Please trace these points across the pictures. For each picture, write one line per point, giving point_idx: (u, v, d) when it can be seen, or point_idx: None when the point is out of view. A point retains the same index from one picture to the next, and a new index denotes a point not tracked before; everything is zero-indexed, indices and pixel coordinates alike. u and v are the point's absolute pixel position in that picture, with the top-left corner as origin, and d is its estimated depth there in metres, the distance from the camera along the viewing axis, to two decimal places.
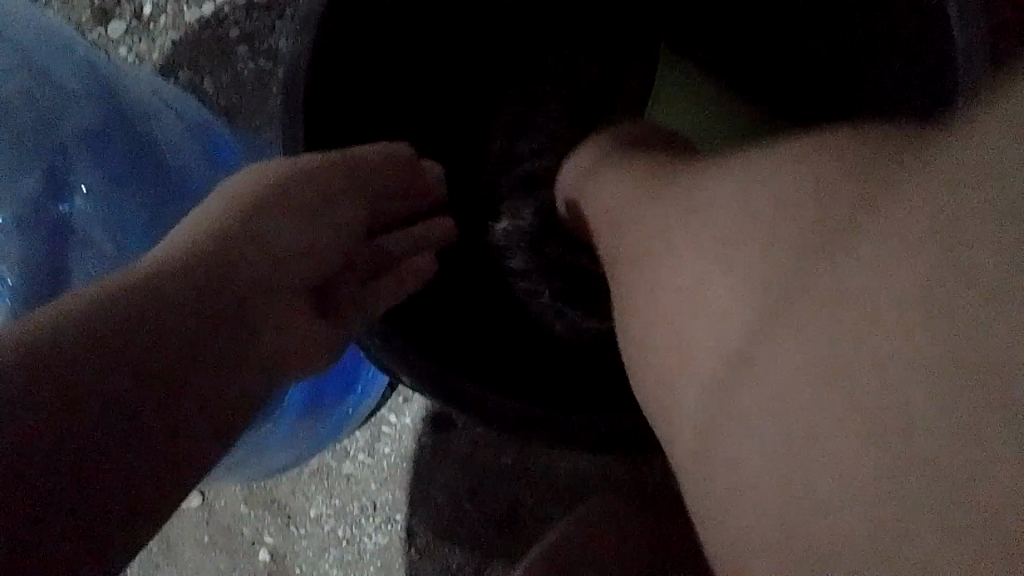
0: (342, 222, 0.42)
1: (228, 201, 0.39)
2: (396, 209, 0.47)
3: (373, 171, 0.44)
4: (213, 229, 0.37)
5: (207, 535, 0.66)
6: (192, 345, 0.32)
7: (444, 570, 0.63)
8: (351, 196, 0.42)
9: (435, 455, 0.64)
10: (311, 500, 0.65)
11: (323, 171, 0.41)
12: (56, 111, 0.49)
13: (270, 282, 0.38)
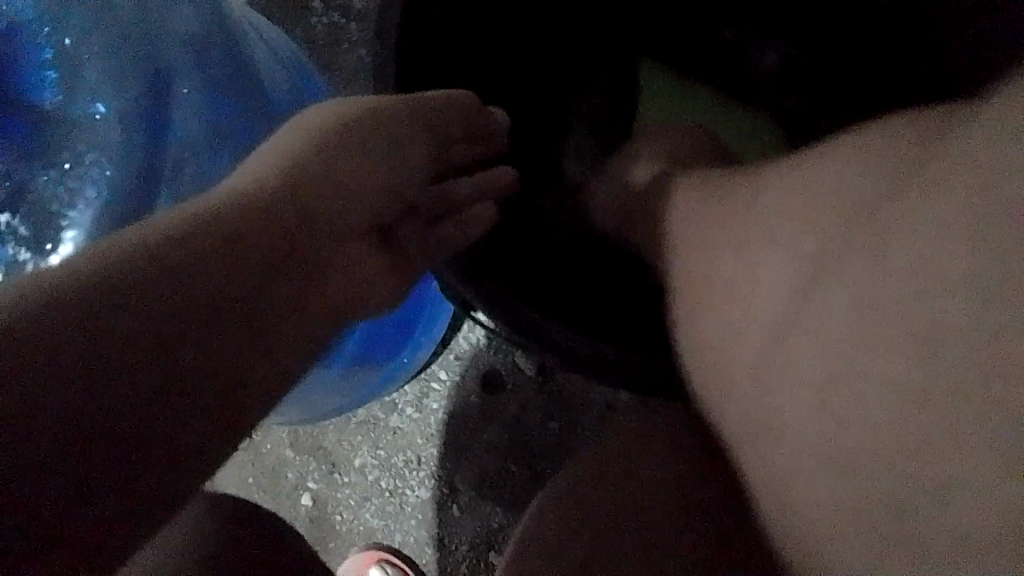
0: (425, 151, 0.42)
1: (317, 125, 0.38)
2: (456, 149, 0.46)
3: (444, 109, 0.44)
4: (298, 145, 0.36)
5: (253, 479, 0.67)
6: (273, 249, 0.30)
7: (484, 528, 0.64)
8: (430, 131, 0.43)
9: (483, 413, 0.64)
10: (357, 449, 0.66)
11: (409, 104, 0.41)
12: (163, 17, 0.44)
13: (364, 201, 0.37)
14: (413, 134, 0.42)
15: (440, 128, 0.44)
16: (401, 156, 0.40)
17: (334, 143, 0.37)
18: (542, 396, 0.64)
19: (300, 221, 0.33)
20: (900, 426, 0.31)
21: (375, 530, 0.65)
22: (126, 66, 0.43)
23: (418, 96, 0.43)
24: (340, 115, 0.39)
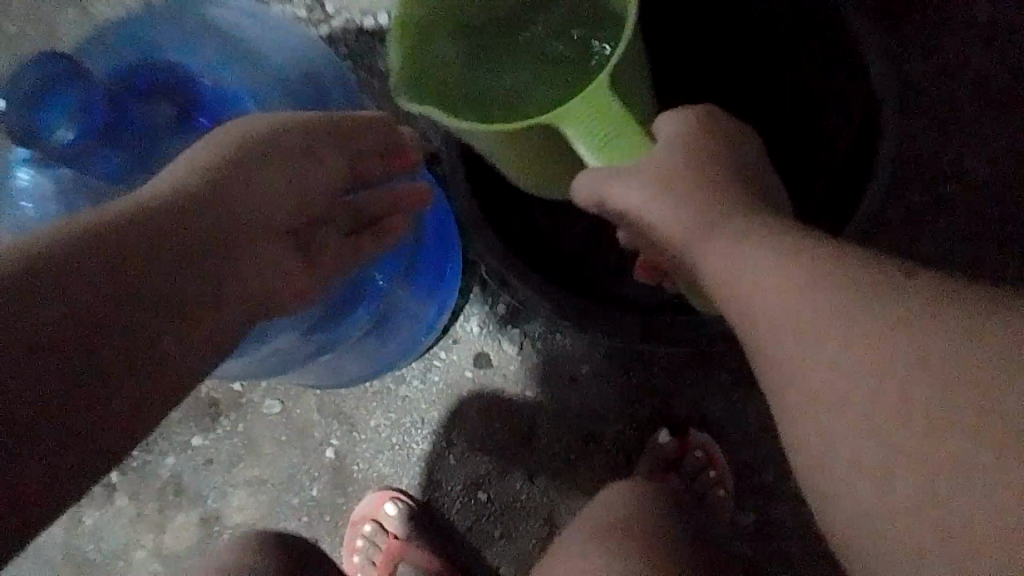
0: (319, 163, 0.52)
1: (216, 145, 0.48)
2: (378, 160, 0.57)
3: (334, 126, 0.53)
4: (201, 162, 0.46)
5: (284, 437, 0.83)
6: (154, 263, 0.39)
7: (473, 473, 0.83)
8: (333, 143, 0.53)
9: (474, 385, 0.83)
10: (372, 412, 0.84)
11: (308, 126, 0.52)
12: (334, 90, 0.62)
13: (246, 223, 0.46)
14: (309, 154, 0.51)
15: (336, 140, 0.53)
16: (316, 169, 0.52)
17: (297, 145, 0.51)
18: (518, 373, 0.82)
19: (192, 227, 0.43)
20: (899, 421, 0.34)
21: (386, 476, 0.83)
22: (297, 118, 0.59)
23: (322, 118, 0.53)
24: (270, 128, 0.50)
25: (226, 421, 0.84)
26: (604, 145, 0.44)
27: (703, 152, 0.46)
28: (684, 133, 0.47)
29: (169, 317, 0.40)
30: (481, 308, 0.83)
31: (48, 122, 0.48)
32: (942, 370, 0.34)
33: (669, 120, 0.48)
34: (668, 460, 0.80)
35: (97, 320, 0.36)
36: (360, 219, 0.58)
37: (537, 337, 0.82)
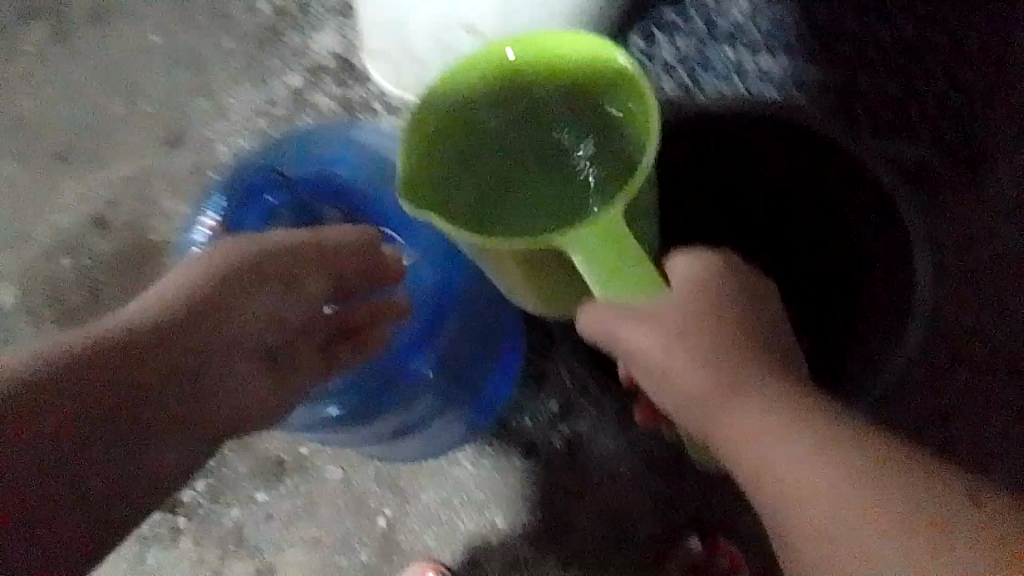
0: (295, 278, 0.65)
1: (202, 260, 0.63)
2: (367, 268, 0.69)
3: (314, 240, 0.66)
4: (209, 273, 0.62)
5: (343, 502, 0.90)
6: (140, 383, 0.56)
7: (514, 555, 0.89)
8: (311, 257, 0.66)
9: (522, 473, 0.90)
10: (425, 487, 0.90)
11: (285, 247, 0.65)
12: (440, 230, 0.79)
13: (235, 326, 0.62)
14: (288, 272, 0.65)
15: (314, 253, 0.66)
16: (289, 300, 0.66)
17: (282, 270, 0.65)
18: (564, 465, 0.89)
19: (189, 321, 0.60)
20: (831, 476, 0.50)
21: (432, 549, 0.89)
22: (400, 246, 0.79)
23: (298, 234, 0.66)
24: (262, 253, 0.64)
25: (290, 481, 0.91)
26: (613, 278, 0.53)
27: (705, 291, 0.57)
28: (693, 283, 0.58)
29: (182, 391, 0.59)
30: (535, 403, 0.91)
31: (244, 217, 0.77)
32: (847, 440, 0.52)
33: (685, 264, 0.59)
34: (698, 563, 0.86)
35: (126, 382, 0.55)
36: (344, 327, 0.70)
37: (584, 434, 0.89)
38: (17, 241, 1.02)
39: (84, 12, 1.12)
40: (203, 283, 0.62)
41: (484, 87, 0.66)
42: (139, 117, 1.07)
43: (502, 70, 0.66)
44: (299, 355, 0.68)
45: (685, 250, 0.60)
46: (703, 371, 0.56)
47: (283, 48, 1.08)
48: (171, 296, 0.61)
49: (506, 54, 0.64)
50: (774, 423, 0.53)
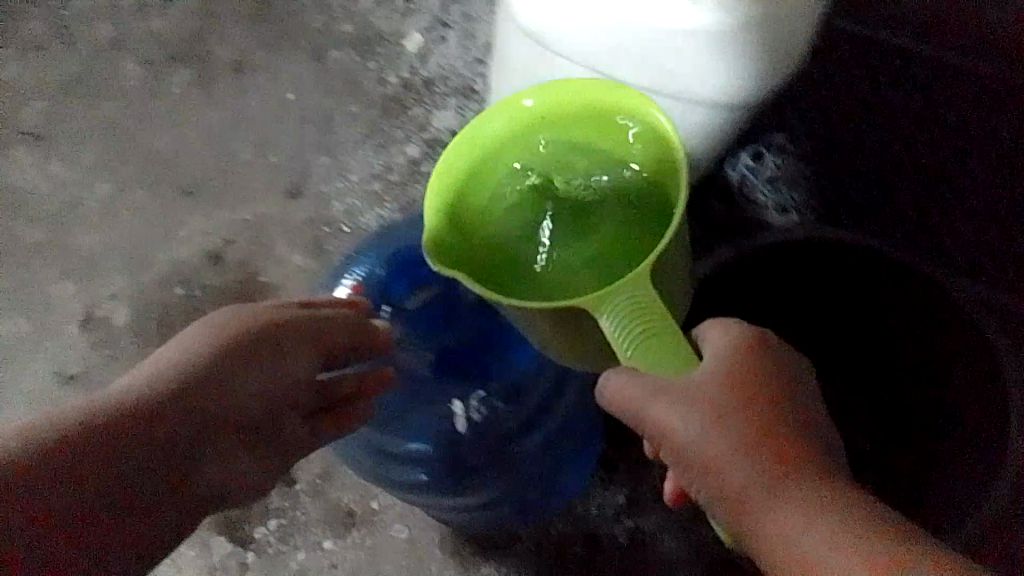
0: (296, 346, 0.69)
1: (218, 322, 0.68)
2: (359, 342, 0.71)
3: (314, 321, 0.70)
4: (219, 333, 0.67)
5: (405, 563, 0.92)
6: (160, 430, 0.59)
7: None
8: (313, 337, 0.69)
9: (582, 561, 0.90)
10: (485, 561, 0.91)
11: (297, 321, 0.69)
12: None
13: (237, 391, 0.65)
14: (292, 339, 0.69)
15: (316, 335, 0.70)
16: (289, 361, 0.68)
17: (294, 337, 0.69)
18: (625, 559, 0.90)
19: (191, 382, 0.63)
20: (814, 521, 0.53)
21: None
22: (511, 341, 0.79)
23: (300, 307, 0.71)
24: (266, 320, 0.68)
25: (356, 533, 0.93)
26: (641, 346, 0.58)
27: (736, 351, 0.59)
28: (722, 352, 0.59)
29: (153, 457, 0.58)
30: (604, 492, 0.92)
31: (393, 288, 0.80)
32: (834, 491, 0.54)
33: (714, 337, 0.61)
34: None
35: (125, 446, 0.57)
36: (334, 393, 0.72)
37: (649, 531, 0.90)
38: (136, 266, 1.09)
39: (229, 66, 1.22)
40: (208, 342, 0.66)
41: (520, 140, 0.75)
42: (264, 167, 1.14)
43: (531, 120, 0.73)
44: (288, 413, 0.69)
45: (717, 321, 0.62)
46: (721, 441, 0.56)
47: (404, 119, 1.15)
48: (181, 351, 0.65)
49: (526, 106, 0.72)
50: (762, 470, 0.55)
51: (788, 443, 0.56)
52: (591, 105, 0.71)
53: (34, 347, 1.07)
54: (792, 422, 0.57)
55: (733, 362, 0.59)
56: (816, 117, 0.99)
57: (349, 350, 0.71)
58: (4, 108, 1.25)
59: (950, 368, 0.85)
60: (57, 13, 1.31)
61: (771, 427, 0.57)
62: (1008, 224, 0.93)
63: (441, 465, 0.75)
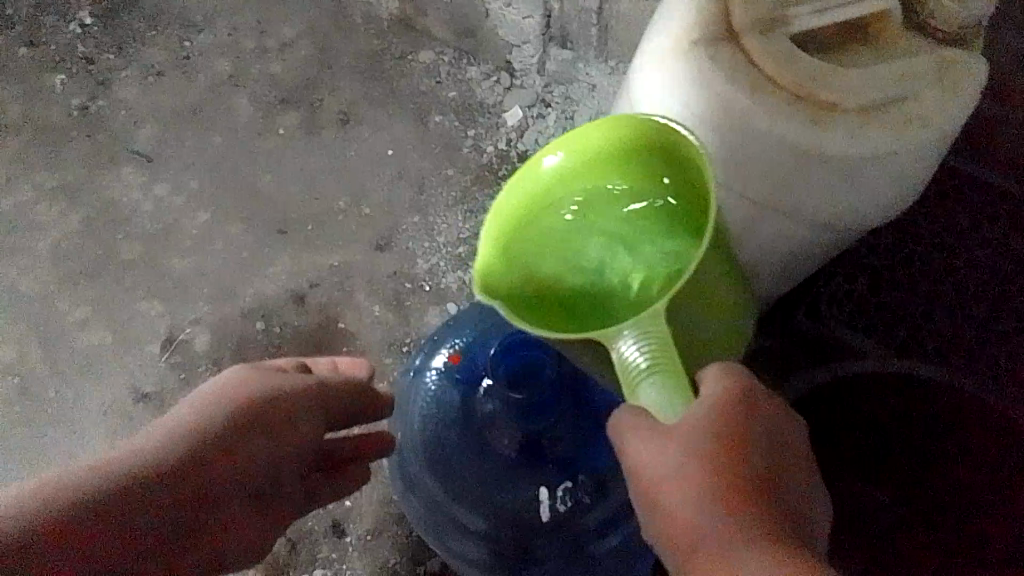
0: (299, 417, 0.72)
1: (222, 385, 0.71)
2: (354, 409, 0.76)
3: (322, 391, 0.74)
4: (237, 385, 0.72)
5: None
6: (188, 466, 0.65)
7: None
8: (317, 405, 0.73)
9: None
10: None
11: (300, 387, 0.73)
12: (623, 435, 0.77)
13: (234, 467, 0.67)
14: (293, 409, 0.71)
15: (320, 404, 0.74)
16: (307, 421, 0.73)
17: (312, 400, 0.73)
18: None
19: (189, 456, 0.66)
20: None
21: None
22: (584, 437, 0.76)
23: (311, 380, 0.74)
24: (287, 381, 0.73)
25: None
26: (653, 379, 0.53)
27: (724, 402, 0.55)
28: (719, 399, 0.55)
29: (154, 527, 0.63)
30: None
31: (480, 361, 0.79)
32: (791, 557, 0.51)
33: (710, 381, 0.56)
34: None
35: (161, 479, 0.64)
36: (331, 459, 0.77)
37: None
38: (223, 296, 1.14)
39: (335, 116, 1.26)
40: (212, 409, 0.69)
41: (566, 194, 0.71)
42: (355, 218, 1.18)
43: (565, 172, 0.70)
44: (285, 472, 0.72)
45: (715, 368, 0.57)
46: (685, 493, 0.54)
47: (496, 189, 1.17)
48: (186, 413, 0.69)
49: (547, 165, 0.70)
50: (721, 527, 0.52)
51: (749, 502, 0.53)
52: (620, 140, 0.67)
53: (117, 359, 1.13)
54: (758, 478, 0.54)
55: (716, 413, 0.55)
56: (910, 246, 0.96)
57: (354, 411, 0.76)
58: (117, 126, 1.29)
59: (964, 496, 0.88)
60: (180, 43, 1.35)
61: (736, 483, 0.53)
62: None
63: (497, 543, 0.77)
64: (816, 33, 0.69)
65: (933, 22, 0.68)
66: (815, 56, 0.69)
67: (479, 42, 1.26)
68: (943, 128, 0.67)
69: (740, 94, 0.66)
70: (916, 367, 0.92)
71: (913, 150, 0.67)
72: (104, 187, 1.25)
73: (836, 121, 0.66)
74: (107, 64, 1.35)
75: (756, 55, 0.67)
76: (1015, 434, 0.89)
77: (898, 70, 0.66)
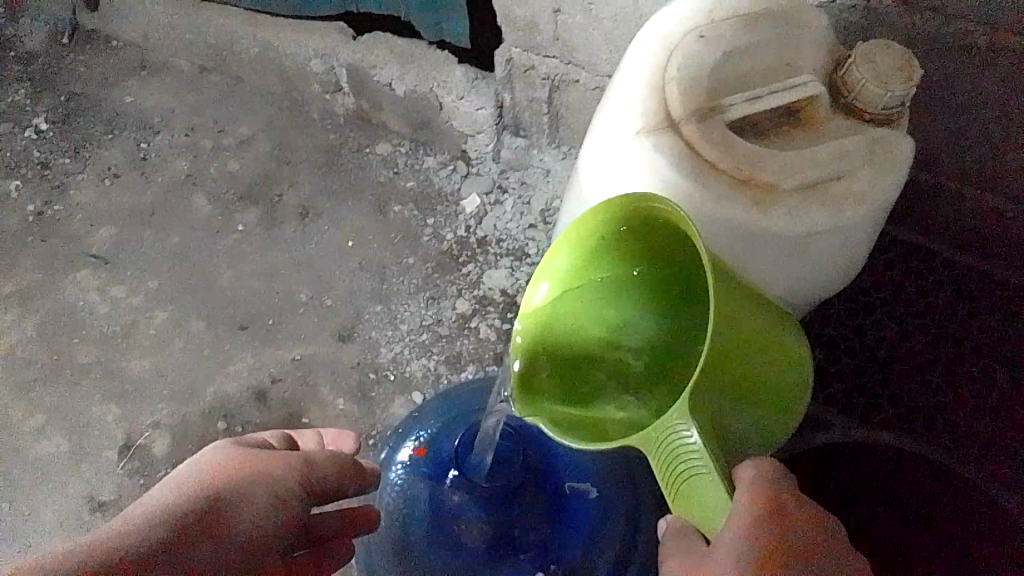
0: (281, 492, 0.65)
1: (200, 467, 0.66)
2: (334, 489, 0.70)
3: (302, 467, 0.68)
4: (219, 462, 0.67)
5: None
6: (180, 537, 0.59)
7: None
8: (298, 481, 0.67)
9: None
10: None
11: (277, 462, 0.67)
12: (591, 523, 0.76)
13: (228, 541, 0.61)
14: (275, 484, 0.66)
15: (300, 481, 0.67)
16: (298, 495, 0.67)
17: (296, 476, 0.67)
18: None
19: (178, 527, 0.59)
20: None
21: None
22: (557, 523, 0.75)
23: (288, 457, 0.69)
24: (263, 461, 0.67)
25: None
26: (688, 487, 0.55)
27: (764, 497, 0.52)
28: (749, 519, 0.51)
29: None
30: None
31: (443, 450, 0.79)
32: None
33: (748, 478, 0.54)
34: None
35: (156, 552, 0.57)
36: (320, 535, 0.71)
37: None
38: (183, 396, 1.12)
39: (294, 210, 1.27)
40: (192, 488, 0.63)
41: (573, 310, 0.68)
42: (318, 310, 1.18)
43: (558, 296, 0.66)
44: (275, 552, 0.64)
45: (754, 466, 0.54)
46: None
47: (457, 275, 1.18)
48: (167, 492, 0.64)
49: (539, 302, 0.66)
50: None
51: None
52: (595, 235, 0.64)
53: (72, 468, 1.09)
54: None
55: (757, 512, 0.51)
56: (861, 314, 0.99)
57: (336, 488, 0.70)
58: (73, 229, 1.29)
59: (938, 559, 0.87)
60: (137, 144, 1.37)
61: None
62: None
63: None
64: (751, 118, 0.72)
65: (859, 104, 0.72)
66: (752, 140, 0.72)
67: (434, 134, 1.29)
68: (876, 203, 0.70)
69: (684, 178, 0.69)
70: (877, 432, 0.93)
71: (850, 225, 0.70)
72: (60, 291, 1.23)
73: (777, 201, 0.68)
74: (63, 168, 1.35)
75: (697, 143, 0.69)
76: (978, 497, 0.90)
77: (830, 151, 0.70)
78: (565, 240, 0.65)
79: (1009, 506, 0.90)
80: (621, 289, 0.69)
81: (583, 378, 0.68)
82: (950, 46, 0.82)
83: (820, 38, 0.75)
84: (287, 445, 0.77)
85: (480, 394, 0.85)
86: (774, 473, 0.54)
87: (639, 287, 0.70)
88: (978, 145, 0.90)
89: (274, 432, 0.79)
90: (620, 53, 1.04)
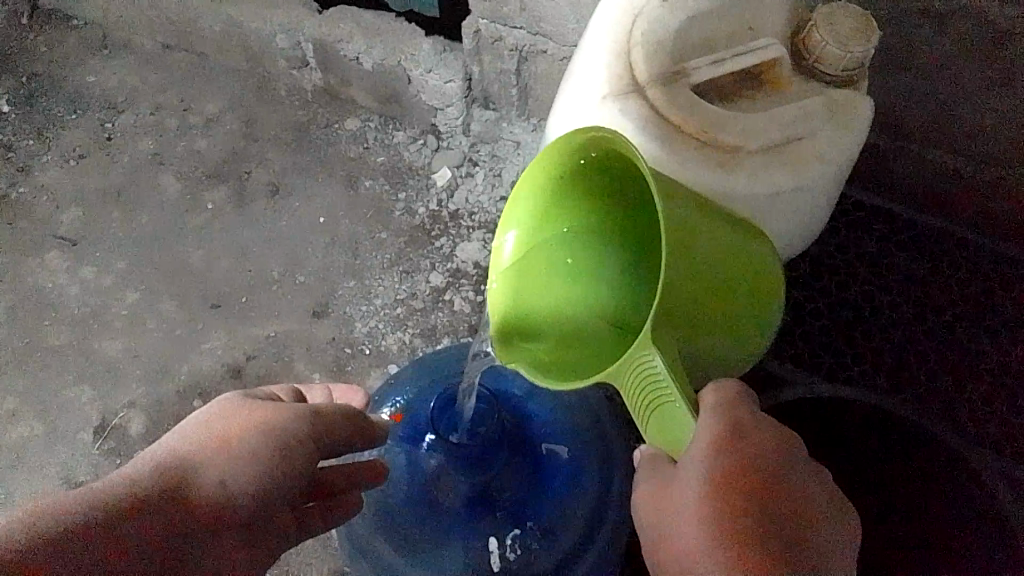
0: (291, 442, 0.65)
1: (213, 414, 0.67)
2: (342, 445, 0.69)
3: (313, 419, 0.67)
4: (232, 409, 0.67)
5: None
6: (184, 484, 0.59)
7: None
8: (310, 434, 0.66)
9: None
10: None
11: (285, 415, 0.66)
12: (568, 484, 0.78)
13: (237, 486, 0.61)
14: (284, 434, 0.65)
15: (311, 433, 0.67)
16: (306, 446, 0.65)
17: (304, 429, 0.66)
18: None
19: (186, 476, 0.60)
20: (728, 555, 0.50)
21: None
22: (538, 478, 0.76)
23: (298, 409, 0.67)
24: (271, 411, 0.66)
25: None
26: (654, 417, 0.55)
27: (733, 406, 0.54)
28: (717, 413, 0.54)
29: (144, 544, 0.55)
30: None
31: (418, 411, 0.80)
32: (764, 528, 0.51)
33: (724, 389, 0.56)
34: None
35: (161, 497, 0.58)
36: (324, 490, 0.69)
37: None
38: (158, 375, 1.12)
39: (264, 188, 1.26)
40: (200, 439, 0.64)
41: (554, 255, 0.69)
42: (291, 287, 1.17)
43: (530, 242, 0.68)
44: (285, 500, 0.64)
45: (724, 386, 0.56)
46: (690, 467, 0.53)
47: (429, 249, 1.18)
48: (172, 449, 0.62)
49: (511, 251, 0.69)
50: (708, 497, 0.52)
51: (744, 479, 0.52)
52: (548, 177, 0.66)
53: (47, 451, 1.09)
54: (758, 460, 0.53)
55: (724, 414, 0.54)
56: (826, 275, 1.01)
57: (342, 443, 0.69)
58: (39, 211, 1.27)
59: (906, 501, 0.90)
60: (101, 125, 1.35)
61: (735, 465, 0.52)
62: (1015, 397, 0.94)
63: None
64: (715, 82, 0.73)
65: (819, 65, 0.73)
66: (717, 103, 0.73)
67: (403, 108, 1.29)
68: (838, 162, 0.72)
69: (649, 141, 0.70)
70: (844, 389, 0.96)
71: (813, 184, 0.72)
72: (28, 274, 1.22)
73: (741, 162, 0.70)
74: (27, 150, 1.33)
75: (662, 107, 0.70)
76: (942, 449, 0.93)
77: (793, 112, 0.71)
78: (524, 191, 0.67)
79: (969, 454, 0.92)
80: (604, 230, 0.69)
81: (570, 321, 0.67)
82: (908, 8, 0.84)
83: (781, 3, 0.76)
84: (296, 398, 0.76)
85: (458, 361, 0.86)
86: (739, 389, 0.56)
87: (624, 227, 0.69)
88: (937, 106, 0.91)
89: (282, 385, 0.78)
90: (586, 22, 1.04)
